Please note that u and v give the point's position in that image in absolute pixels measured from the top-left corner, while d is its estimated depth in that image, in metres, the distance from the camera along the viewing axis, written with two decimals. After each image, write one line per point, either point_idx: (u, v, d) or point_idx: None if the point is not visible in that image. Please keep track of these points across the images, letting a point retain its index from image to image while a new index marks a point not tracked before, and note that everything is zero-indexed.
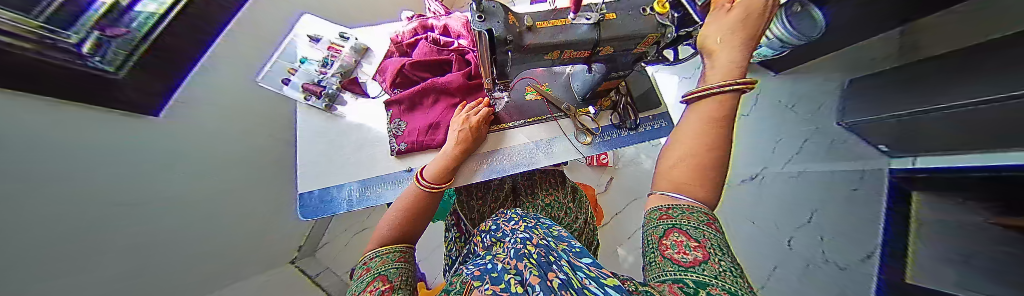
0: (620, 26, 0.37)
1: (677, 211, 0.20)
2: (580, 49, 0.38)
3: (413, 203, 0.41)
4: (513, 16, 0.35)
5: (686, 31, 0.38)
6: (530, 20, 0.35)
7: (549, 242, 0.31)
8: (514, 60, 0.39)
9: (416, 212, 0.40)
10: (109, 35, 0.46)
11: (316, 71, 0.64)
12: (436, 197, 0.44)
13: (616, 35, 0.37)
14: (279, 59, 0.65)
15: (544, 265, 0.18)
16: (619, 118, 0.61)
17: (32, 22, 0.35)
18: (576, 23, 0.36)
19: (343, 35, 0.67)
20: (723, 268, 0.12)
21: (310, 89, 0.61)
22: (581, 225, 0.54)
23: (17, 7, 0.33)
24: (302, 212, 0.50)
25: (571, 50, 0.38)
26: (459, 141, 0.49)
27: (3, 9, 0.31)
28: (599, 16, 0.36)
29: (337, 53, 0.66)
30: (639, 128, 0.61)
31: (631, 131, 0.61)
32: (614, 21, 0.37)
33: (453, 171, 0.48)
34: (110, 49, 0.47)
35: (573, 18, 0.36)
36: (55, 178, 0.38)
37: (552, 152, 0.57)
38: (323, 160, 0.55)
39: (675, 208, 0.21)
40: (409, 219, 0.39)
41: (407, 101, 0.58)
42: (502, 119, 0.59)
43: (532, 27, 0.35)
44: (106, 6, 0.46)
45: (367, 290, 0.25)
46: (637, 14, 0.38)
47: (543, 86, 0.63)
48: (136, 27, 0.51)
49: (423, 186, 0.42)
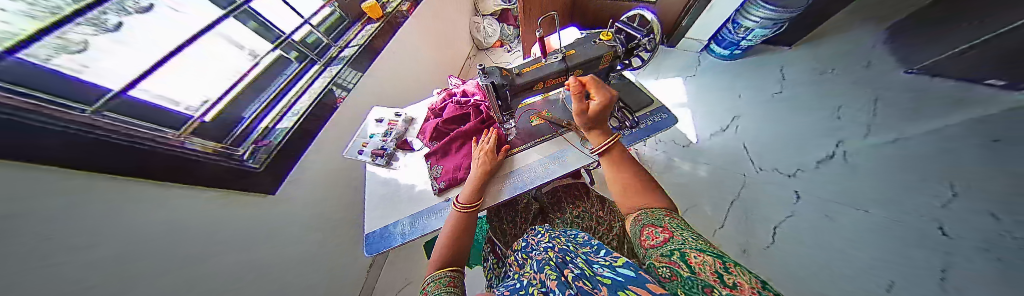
0: (580, 55, 0.50)
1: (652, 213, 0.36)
2: (556, 76, 0.51)
3: (456, 225, 0.49)
4: (505, 69, 0.50)
5: (633, 43, 0.50)
6: (516, 68, 0.51)
7: (570, 246, 0.34)
8: (513, 95, 0.52)
9: (458, 233, 0.48)
10: (259, 144, 0.75)
11: (380, 140, 0.84)
12: (471, 217, 0.52)
13: (580, 61, 0.49)
14: (358, 137, 0.87)
15: (563, 265, 0.28)
16: (619, 121, 0.65)
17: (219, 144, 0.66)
18: (549, 61, 0.50)
19: (398, 113, 0.91)
20: (670, 238, 0.28)
21: (376, 152, 0.79)
22: (618, 231, 0.56)
23: (210, 136, 0.65)
24: (365, 249, 0.57)
25: (550, 78, 0.51)
26: (480, 164, 0.58)
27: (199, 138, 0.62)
28: (563, 53, 0.50)
29: (393, 125, 0.88)
30: (640, 125, 0.64)
31: (632, 130, 0.64)
32: (575, 54, 0.51)
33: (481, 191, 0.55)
34: (260, 154, 0.74)
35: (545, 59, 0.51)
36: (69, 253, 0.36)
37: (564, 162, 0.61)
38: (382, 204, 0.67)
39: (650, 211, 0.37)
40: (459, 235, 0.48)
41: (441, 149, 0.72)
42: (515, 144, 0.68)
43: (519, 72, 0.51)
44: (262, 130, 0.77)
45: None
46: (591, 44, 0.52)
47: (544, 112, 0.72)
48: (274, 137, 0.78)
49: (461, 208, 0.51)
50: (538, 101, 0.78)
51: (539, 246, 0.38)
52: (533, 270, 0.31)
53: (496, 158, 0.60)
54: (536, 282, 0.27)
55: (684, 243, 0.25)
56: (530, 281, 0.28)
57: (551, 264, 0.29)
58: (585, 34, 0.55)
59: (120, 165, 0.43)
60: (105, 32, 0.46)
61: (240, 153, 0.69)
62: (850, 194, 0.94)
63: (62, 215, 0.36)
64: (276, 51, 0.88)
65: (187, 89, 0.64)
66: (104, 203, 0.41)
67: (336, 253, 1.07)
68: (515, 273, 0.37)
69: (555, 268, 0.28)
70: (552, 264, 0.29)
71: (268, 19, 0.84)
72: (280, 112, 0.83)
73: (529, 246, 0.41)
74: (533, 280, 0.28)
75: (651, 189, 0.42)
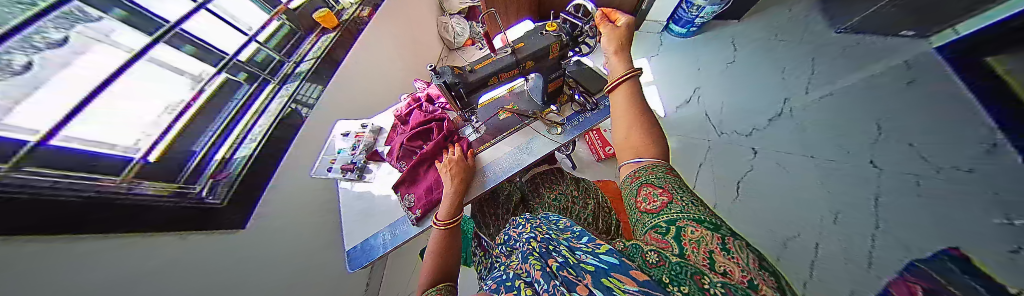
0: (528, 47, 0.52)
1: (643, 171, 0.32)
2: (509, 69, 0.52)
3: (439, 244, 0.46)
4: (458, 68, 0.50)
5: (575, 33, 0.53)
6: (469, 66, 0.51)
7: (552, 233, 0.36)
8: (468, 93, 0.53)
9: (443, 252, 0.44)
10: (218, 178, 0.70)
11: (350, 155, 0.81)
12: (454, 232, 0.49)
13: (528, 54, 0.51)
14: (326, 155, 0.84)
15: (547, 253, 0.29)
16: (581, 105, 0.69)
17: (173, 185, 0.61)
18: (501, 56, 0.52)
19: (365, 124, 0.88)
20: (673, 203, 0.24)
21: (347, 167, 0.77)
22: (594, 207, 0.59)
23: (164, 177, 0.60)
24: (348, 264, 0.58)
25: (503, 72, 0.52)
26: (454, 178, 0.56)
27: (151, 182, 0.57)
28: (512, 47, 0.51)
29: (361, 138, 0.85)
30: (602, 105, 0.67)
31: (592, 112, 0.67)
32: (523, 47, 0.52)
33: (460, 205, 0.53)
34: (218, 187, 0.69)
35: (496, 55, 0.52)
36: None
37: (533, 150, 0.63)
38: (359, 218, 0.66)
39: (642, 170, 0.33)
40: (441, 255, 0.43)
41: (409, 177, 0.66)
42: (486, 140, 0.68)
43: (472, 69, 0.51)
44: (218, 161, 0.72)
45: None
46: (538, 35, 0.54)
47: (510, 105, 0.73)
48: (233, 168, 0.74)
49: (440, 226, 0.48)
50: (507, 94, 0.78)
51: (520, 236, 0.39)
52: (517, 262, 0.31)
53: (466, 169, 0.59)
54: (520, 275, 0.27)
55: (682, 211, 0.22)
56: (513, 275, 0.28)
57: (535, 255, 0.30)
58: (532, 28, 0.57)
59: (47, 222, 0.38)
60: (11, 76, 0.40)
61: (197, 190, 0.65)
62: (803, 142, 1.04)
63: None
64: (221, 74, 0.80)
65: (121, 127, 0.57)
66: (56, 265, 0.38)
67: None
68: (501, 264, 0.38)
69: (540, 258, 0.28)
70: (536, 255, 0.30)
71: (205, 38, 0.77)
72: (235, 142, 0.77)
73: (511, 239, 0.42)
74: (517, 272, 0.28)
75: (662, 142, 0.37)
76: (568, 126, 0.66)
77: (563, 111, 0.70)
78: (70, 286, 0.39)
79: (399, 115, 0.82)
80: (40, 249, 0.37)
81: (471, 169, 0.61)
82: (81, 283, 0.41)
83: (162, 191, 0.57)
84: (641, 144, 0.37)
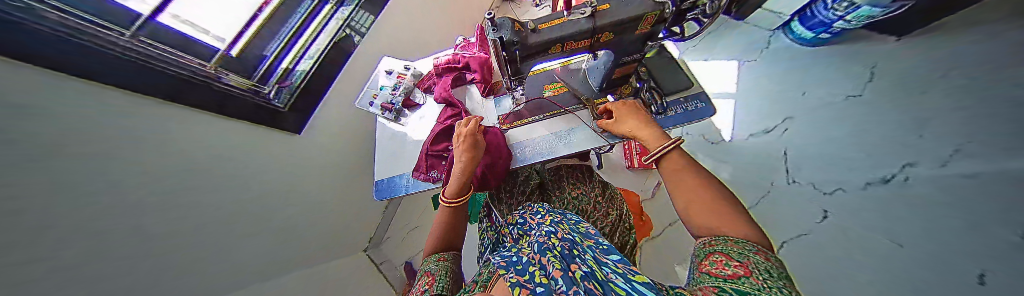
0: (612, 14, 0.40)
1: (721, 242, 0.28)
2: (580, 39, 0.43)
3: (445, 218, 0.51)
4: (519, 23, 0.42)
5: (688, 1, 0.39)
6: (533, 24, 0.44)
7: (575, 236, 0.37)
8: (524, 57, 0.47)
9: (448, 231, 0.50)
10: (283, 85, 0.81)
11: (389, 94, 0.84)
12: (459, 210, 0.52)
13: (609, 21, 0.40)
14: (368, 88, 0.88)
15: (568, 257, 0.29)
16: (647, 103, 0.58)
17: (250, 83, 0.72)
18: (573, 18, 0.42)
19: (407, 66, 0.89)
20: (750, 277, 0.20)
21: (385, 106, 0.81)
22: (615, 220, 0.56)
23: (240, 73, 0.70)
24: (376, 193, 0.68)
25: (572, 41, 0.44)
26: (462, 153, 0.54)
27: (235, 76, 0.68)
28: (593, 9, 0.41)
29: (402, 79, 0.86)
30: (668, 112, 0.56)
31: (662, 117, 0.56)
32: (608, 10, 0.41)
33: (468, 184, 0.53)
34: (283, 94, 0.81)
35: (569, 15, 0.42)
36: (116, 153, 0.39)
37: (571, 141, 0.58)
38: (391, 156, 0.74)
39: (719, 240, 0.28)
40: (448, 234, 0.50)
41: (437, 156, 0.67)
42: (524, 115, 0.65)
43: (536, 29, 0.43)
44: (284, 69, 0.81)
45: (420, 282, 0.38)
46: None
47: (560, 83, 0.66)
48: (295, 78, 0.84)
49: (445, 202, 0.51)
50: (559, 68, 0.70)
51: (540, 227, 0.41)
52: (532, 251, 0.33)
53: (477, 148, 0.55)
54: (535, 264, 0.28)
55: (751, 285, 0.18)
56: (527, 260, 0.30)
57: (554, 252, 0.30)
58: None
59: (132, 83, 0.45)
60: None
61: (266, 91, 0.75)
62: None
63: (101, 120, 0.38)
64: None
65: (210, 20, 0.66)
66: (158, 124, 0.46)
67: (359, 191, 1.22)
68: (512, 245, 0.41)
69: (561, 258, 0.29)
70: (556, 253, 0.30)
71: None
72: (297, 55, 0.84)
73: (527, 224, 0.46)
74: (530, 259, 0.30)
75: (741, 218, 0.31)
76: None
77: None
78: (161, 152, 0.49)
79: (441, 67, 0.78)
80: (145, 114, 0.46)
81: (483, 145, 0.57)
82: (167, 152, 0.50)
83: (242, 86, 0.69)
84: (705, 215, 0.33)
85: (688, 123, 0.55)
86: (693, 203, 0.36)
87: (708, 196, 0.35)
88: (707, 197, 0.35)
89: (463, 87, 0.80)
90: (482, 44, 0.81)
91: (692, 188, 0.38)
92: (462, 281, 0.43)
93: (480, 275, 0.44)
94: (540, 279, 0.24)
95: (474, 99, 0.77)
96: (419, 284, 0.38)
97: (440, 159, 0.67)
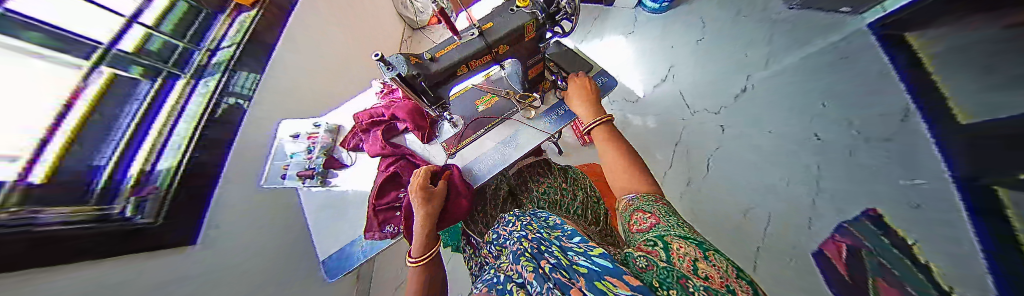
0: (497, 30, 0.49)
1: (647, 202, 0.36)
2: (480, 56, 0.50)
3: (421, 278, 0.49)
4: (415, 58, 0.46)
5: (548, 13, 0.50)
6: (428, 54, 0.48)
7: (543, 233, 0.32)
8: (431, 85, 0.51)
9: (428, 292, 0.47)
10: (143, 196, 0.60)
11: (305, 159, 0.74)
12: (432, 263, 0.51)
13: (497, 37, 0.48)
14: (274, 161, 0.75)
15: (540, 254, 0.25)
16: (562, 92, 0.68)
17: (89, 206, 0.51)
18: (465, 40, 0.49)
19: (316, 123, 0.79)
20: (659, 223, 0.26)
21: (304, 174, 0.70)
22: (582, 198, 0.62)
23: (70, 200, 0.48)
24: (329, 273, 0.57)
25: (472, 60, 0.50)
26: (418, 208, 0.51)
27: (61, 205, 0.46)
28: (478, 29, 0.48)
29: (314, 139, 0.76)
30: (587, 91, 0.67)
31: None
32: (491, 27, 0.49)
33: (434, 236, 0.52)
34: (147, 206, 0.61)
35: (460, 38, 0.49)
36: None
37: (518, 145, 0.61)
38: (331, 228, 0.64)
39: (645, 200, 0.37)
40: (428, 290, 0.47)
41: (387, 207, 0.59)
42: (466, 135, 0.65)
43: (433, 58, 0.48)
44: (136, 174, 0.60)
45: None
46: (509, 13, 0.50)
47: (490, 95, 0.69)
48: (160, 181, 0.64)
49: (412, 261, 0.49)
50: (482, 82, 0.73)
51: (511, 234, 0.39)
52: (506, 266, 0.28)
53: (433, 198, 0.51)
54: (513, 277, 0.24)
55: (673, 230, 0.24)
56: (501, 281, 0.25)
57: (524, 261, 0.26)
58: (502, 3, 0.52)
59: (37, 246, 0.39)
60: None
61: (118, 209, 0.56)
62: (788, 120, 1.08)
63: None
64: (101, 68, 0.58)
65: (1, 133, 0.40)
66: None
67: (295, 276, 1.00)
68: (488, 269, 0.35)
69: (532, 261, 0.25)
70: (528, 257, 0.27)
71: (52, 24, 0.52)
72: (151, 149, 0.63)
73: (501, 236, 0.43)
74: (504, 278, 0.25)
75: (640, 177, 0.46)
76: (550, 117, 0.65)
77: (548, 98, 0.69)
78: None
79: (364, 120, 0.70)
80: None
81: (438, 193, 0.52)
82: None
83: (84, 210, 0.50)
84: (626, 182, 0.46)
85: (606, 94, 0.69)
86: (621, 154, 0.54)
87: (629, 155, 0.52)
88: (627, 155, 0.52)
89: (396, 134, 0.71)
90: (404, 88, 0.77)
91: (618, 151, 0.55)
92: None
93: None
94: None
95: (411, 141, 0.70)
96: None
97: (394, 211, 0.60)
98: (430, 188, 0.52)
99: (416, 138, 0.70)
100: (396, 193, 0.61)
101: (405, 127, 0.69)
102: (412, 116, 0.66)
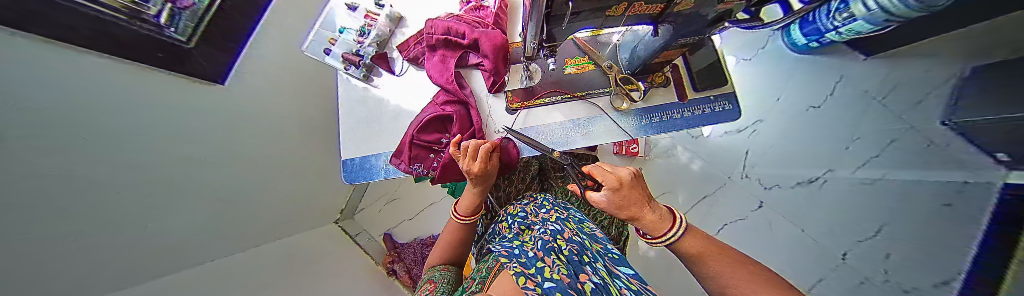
0: None
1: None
2: (656, 3, 0.21)
3: (453, 233, 0.52)
4: None
5: None
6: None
7: (583, 239, 0.36)
8: (574, 18, 0.25)
9: (454, 245, 0.51)
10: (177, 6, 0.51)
11: (354, 41, 0.69)
12: (467, 226, 0.51)
13: None
14: (321, 28, 0.70)
15: (579, 265, 0.26)
16: (675, 97, 0.57)
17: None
18: None
19: (378, 3, 0.69)
20: None
21: (350, 59, 0.66)
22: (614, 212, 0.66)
23: None
24: (346, 176, 0.63)
25: (645, 2, 0.21)
26: (478, 183, 0.47)
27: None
28: None
29: (372, 22, 0.69)
30: (697, 110, 0.55)
31: (688, 115, 0.56)
32: None
33: (477, 207, 0.50)
34: (182, 19, 0.53)
35: None
36: (38, 153, 0.30)
37: (590, 133, 0.57)
38: (362, 130, 0.64)
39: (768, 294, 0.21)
40: (453, 245, 0.51)
41: (426, 142, 0.56)
42: (538, 93, 0.58)
43: None
44: None
45: (424, 289, 0.41)
46: None
47: (583, 58, 0.59)
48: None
49: (458, 219, 0.50)
50: (584, 38, 0.60)
51: (544, 223, 0.40)
52: (536, 247, 0.30)
53: (489, 179, 0.47)
54: (542, 260, 0.26)
55: None
56: (532, 254, 0.27)
57: (560, 257, 0.28)
58: None
59: (169, 66, 0.52)
60: None
61: (154, 14, 0.46)
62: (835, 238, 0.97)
63: (30, 123, 0.28)
64: None
65: None
66: (75, 78, 0.35)
67: (306, 150, 1.11)
68: (512, 237, 0.39)
69: (569, 266, 0.26)
70: (563, 257, 0.28)
71: None
72: None
73: (531, 218, 0.44)
74: (536, 254, 0.27)
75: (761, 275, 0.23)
76: (640, 119, 0.56)
77: (652, 94, 0.57)
78: (77, 117, 0.35)
79: (437, 37, 0.59)
80: (59, 87, 0.32)
81: (493, 173, 0.47)
82: (95, 117, 0.38)
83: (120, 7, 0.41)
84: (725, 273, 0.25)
85: (711, 124, 0.55)
86: (624, 196, 0.28)
87: (639, 184, 0.31)
88: (638, 187, 0.30)
89: (466, 72, 0.64)
90: (497, 15, 0.62)
91: (627, 195, 0.28)
92: (465, 282, 0.48)
93: (477, 271, 0.40)
94: (550, 275, 0.21)
95: (476, 85, 0.62)
96: (422, 290, 0.41)
97: (428, 150, 0.57)
98: (489, 169, 0.44)
99: (484, 84, 0.62)
100: (438, 136, 0.58)
101: (479, 64, 0.60)
102: (495, 57, 0.55)
